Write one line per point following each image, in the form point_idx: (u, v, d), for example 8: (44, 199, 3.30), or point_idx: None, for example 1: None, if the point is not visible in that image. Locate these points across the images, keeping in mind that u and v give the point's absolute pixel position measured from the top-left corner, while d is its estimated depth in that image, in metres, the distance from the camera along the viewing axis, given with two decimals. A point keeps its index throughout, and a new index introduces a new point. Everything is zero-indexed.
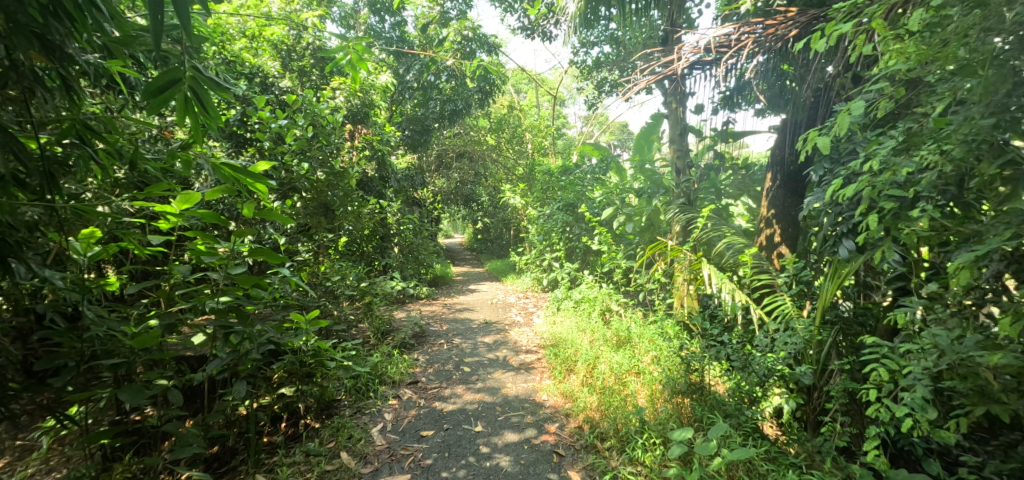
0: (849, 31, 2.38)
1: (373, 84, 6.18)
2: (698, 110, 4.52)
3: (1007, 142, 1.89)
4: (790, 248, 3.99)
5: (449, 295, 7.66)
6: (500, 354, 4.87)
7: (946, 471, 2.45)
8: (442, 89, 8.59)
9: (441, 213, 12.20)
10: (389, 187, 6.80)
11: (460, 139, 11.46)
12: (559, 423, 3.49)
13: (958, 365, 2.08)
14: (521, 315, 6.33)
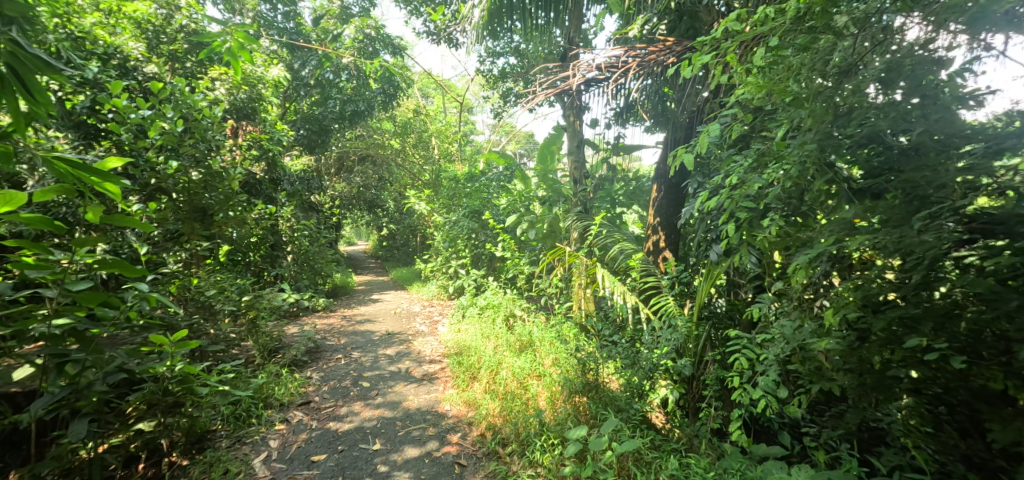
0: (711, 62, 2.71)
1: (263, 79, 5.87)
2: (593, 124, 4.86)
3: (832, 164, 2.28)
4: (673, 252, 4.39)
5: (349, 306, 7.44)
6: (401, 366, 4.84)
7: (795, 442, 2.87)
8: (343, 88, 8.34)
9: (341, 220, 11.80)
10: (282, 190, 6.49)
11: (362, 141, 11.14)
12: (461, 432, 3.57)
13: (800, 350, 2.44)
14: (426, 325, 6.33)
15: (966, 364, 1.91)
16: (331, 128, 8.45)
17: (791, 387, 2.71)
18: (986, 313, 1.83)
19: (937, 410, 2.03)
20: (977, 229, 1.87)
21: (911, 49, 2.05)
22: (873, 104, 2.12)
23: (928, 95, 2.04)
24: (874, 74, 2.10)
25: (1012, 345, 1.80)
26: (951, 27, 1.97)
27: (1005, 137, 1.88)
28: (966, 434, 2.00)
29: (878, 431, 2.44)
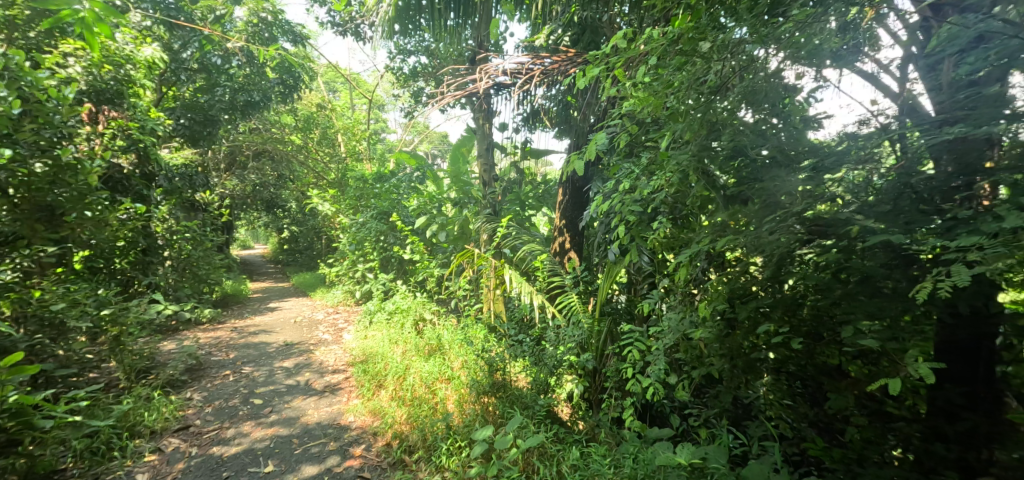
0: (601, 74, 2.95)
1: (132, 58, 5.34)
2: (501, 129, 5.03)
3: (711, 172, 2.56)
4: (578, 253, 4.59)
5: (241, 317, 7.00)
6: (301, 378, 4.68)
7: (684, 423, 3.15)
8: (233, 75, 7.99)
9: (234, 221, 11.03)
10: (158, 187, 5.92)
11: (258, 134, 10.43)
12: (365, 444, 3.53)
13: (684, 339, 2.73)
14: (329, 333, 6.12)
15: (807, 342, 2.23)
16: (219, 118, 7.83)
17: (678, 373, 2.98)
18: (823, 300, 2.12)
19: (793, 384, 2.35)
20: (812, 228, 2.14)
21: (765, 77, 2.38)
22: (743, 123, 2.44)
23: (785, 116, 2.37)
24: (743, 98, 2.43)
25: (841, 326, 2.09)
26: (797, 61, 2.30)
27: (837, 156, 2.18)
28: (815, 403, 2.32)
29: (749, 407, 2.76)
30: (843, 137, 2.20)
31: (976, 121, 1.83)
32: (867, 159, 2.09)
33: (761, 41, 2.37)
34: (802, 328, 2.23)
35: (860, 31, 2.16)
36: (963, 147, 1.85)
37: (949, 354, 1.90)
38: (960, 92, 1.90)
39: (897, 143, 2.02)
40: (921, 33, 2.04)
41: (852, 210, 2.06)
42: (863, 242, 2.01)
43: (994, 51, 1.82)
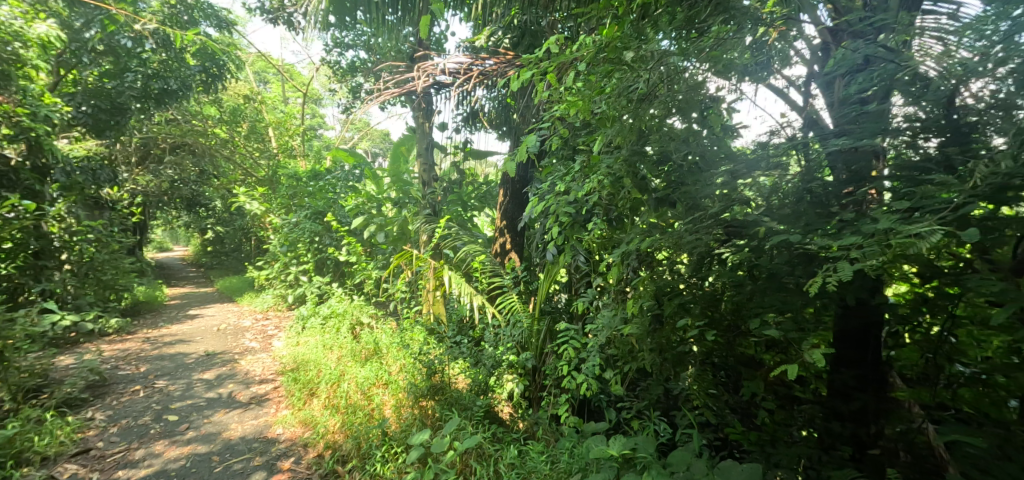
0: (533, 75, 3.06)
1: (24, 36, 5.03)
2: (442, 129, 5.04)
3: (645, 177, 2.72)
4: (518, 253, 4.67)
5: (156, 327, 6.56)
6: (223, 390, 4.48)
7: (619, 416, 3.27)
8: (147, 61, 7.32)
9: (148, 221, 10.32)
10: (53, 182, 5.54)
11: (176, 127, 9.10)
12: (295, 457, 3.43)
13: (615, 337, 2.90)
14: (257, 341, 5.89)
15: (726, 334, 2.42)
16: (129, 107, 7.22)
17: (613, 367, 3.12)
18: (737, 296, 2.31)
19: (717, 373, 2.55)
20: (728, 229, 2.33)
21: (689, 85, 2.51)
22: (670, 128, 2.56)
23: (708, 124, 2.53)
24: (671, 106, 2.54)
25: (753, 319, 2.26)
26: (717, 75, 2.49)
27: (751, 164, 2.36)
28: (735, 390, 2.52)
29: (680, 399, 2.91)
30: (757, 146, 2.40)
31: (863, 134, 2.03)
32: (777, 166, 2.27)
33: (684, 54, 2.54)
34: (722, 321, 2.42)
35: (771, 52, 2.42)
36: (853, 156, 2.05)
37: (844, 341, 2.10)
38: (851, 108, 2.14)
39: (801, 153, 2.21)
40: (823, 56, 2.33)
41: (760, 212, 2.24)
42: (769, 242, 2.16)
43: (877, 73, 2.06)
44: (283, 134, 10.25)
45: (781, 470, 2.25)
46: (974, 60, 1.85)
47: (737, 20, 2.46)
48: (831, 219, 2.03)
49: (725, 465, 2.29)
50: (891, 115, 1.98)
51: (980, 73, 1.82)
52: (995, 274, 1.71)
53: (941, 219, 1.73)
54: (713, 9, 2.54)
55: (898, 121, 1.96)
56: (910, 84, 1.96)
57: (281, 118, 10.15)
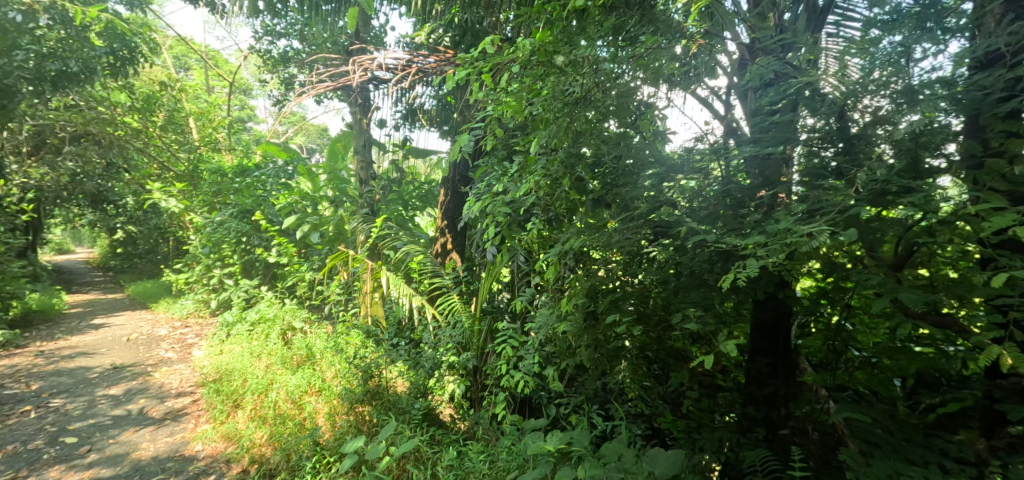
0: (471, 75, 3.24)
1: None
2: (380, 126, 4.93)
3: (579, 179, 2.81)
4: (460, 254, 4.63)
5: (52, 339, 6.01)
6: (131, 407, 4.18)
7: (560, 413, 3.32)
8: (41, 38, 6.74)
9: (44, 221, 9.39)
10: None
11: (79, 115, 8.12)
12: (217, 474, 3.22)
13: (553, 336, 3.03)
14: (174, 351, 5.55)
15: (657, 329, 2.63)
16: (18, 90, 6.76)
17: (552, 364, 3.19)
18: (664, 293, 2.50)
19: (651, 367, 2.81)
20: (655, 229, 2.48)
21: (623, 92, 2.65)
22: (608, 133, 2.72)
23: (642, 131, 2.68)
24: (607, 111, 2.69)
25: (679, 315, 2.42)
26: (647, 83, 2.64)
27: (676, 167, 2.51)
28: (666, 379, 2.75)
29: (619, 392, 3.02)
30: (682, 152, 2.55)
31: (773, 144, 2.21)
32: (699, 172, 2.43)
33: (617, 62, 2.66)
34: (653, 316, 2.62)
35: (695, 63, 2.63)
36: (765, 164, 2.25)
37: (761, 331, 2.48)
38: (764, 120, 2.32)
39: (726, 159, 2.38)
40: (741, 69, 2.55)
41: (683, 213, 2.40)
42: (690, 242, 2.34)
43: (783, 88, 2.24)
44: (205, 126, 9.53)
45: (707, 453, 2.45)
46: (858, 79, 2.05)
47: (662, 30, 2.57)
48: (746, 220, 2.24)
49: (654, 452, 2.48)
50: (797, 127, 2.17)
51: (867, 90, 2.02)
52: (878, 271, 1.97)
53: (832, 221, 1.95)
54: (638, 19, 2.66)
55: (803, 133, 2.15)
56: (812, 100, 2.15)
57: (204, 108, 9.59)
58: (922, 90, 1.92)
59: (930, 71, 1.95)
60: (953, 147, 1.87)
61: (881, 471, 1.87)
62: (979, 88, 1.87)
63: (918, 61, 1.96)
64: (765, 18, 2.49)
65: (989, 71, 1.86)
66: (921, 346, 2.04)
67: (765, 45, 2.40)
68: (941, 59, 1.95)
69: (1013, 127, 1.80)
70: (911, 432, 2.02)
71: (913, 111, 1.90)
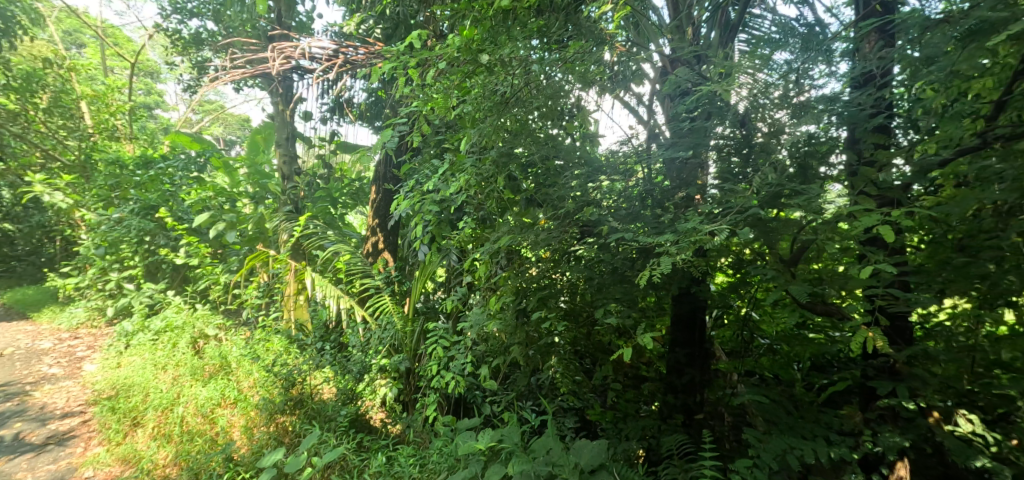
0: (409, 73, 3.40)
1: None
2: (304, 119, 4.74)
3: (512, 177, 3.07)
4: (393, 254, 4.47)
5: None
6: (4, 432, 3.69)
7: (493, 412, 3.32)
8: None
9: None
10: None
11: None
12: None
13: (483, 335, 3.09)
14: (61, 367, 5.00)
15: (581, 323, 2.88)
16: None
17: (484, 363, 3.19)
18: (591, 286, 2.75)
19: (584, 361, 3.02)
20: (582, 228, 2.79)
21: (552, 89, 2.91)
22: (541, 133, 2.98)
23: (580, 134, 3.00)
24: (540, 112, 2.94)
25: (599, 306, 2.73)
26: (582, 88, 2.93)
27: (599, 168, 2.89)
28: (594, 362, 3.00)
29: (549, 385, 3.17)
30: (611, 153, 2.92)
31: (693, 148, 2.71)
32: (626, 172, 2.84)
33: (544, 65, 2.89)
34: (581, 312, 2.85)
35: (619, 71, 2.92)
36: (683, 168, 2.72)
37: (678, 324, 2.94)
38: (684, 125, 2.80)
39: (646, 167, 2.82)
40: (662, 76, 2.94)
41: (604, 212, 2.78)
42: (612, 239, 2.68)
43: (697, 98, 2.75)
44: (98, 111, 8.30)
45: (633, 441, 2.79)
46: (771, 93, 2.56)
47: (590, 37, 2.93)
48: (659, 224, 2.61)
49: (579, 443, 2.58)
50: (713, 131, 2.66)
51: (774, 104, 2.53)
52: (776, 268, 2.44)
53: (732, 221, 2.36)
54: (559, 20, 2.96)
55: (716, 138, 2.65)
56: (723, 110, 2.65)
57: (100, 90, 8.32)
58: (815, 104, 2.49)
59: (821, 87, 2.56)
60: (840, 155, 2.44)
61: (776, 447, 2.37)
62: (856, 105, 2.51)
63: (813, 80, 2.56)
64: (684, 33, 2.95)
65: (864, 90, 2.53)
66: (814, 333, 2.65)
67: (682, 56, 2.85)
68: (831, 80, 2.56)
69: (880, 141, 2.42)
70: (805, 409, 2.60)
71: (808, 121, 2.45)
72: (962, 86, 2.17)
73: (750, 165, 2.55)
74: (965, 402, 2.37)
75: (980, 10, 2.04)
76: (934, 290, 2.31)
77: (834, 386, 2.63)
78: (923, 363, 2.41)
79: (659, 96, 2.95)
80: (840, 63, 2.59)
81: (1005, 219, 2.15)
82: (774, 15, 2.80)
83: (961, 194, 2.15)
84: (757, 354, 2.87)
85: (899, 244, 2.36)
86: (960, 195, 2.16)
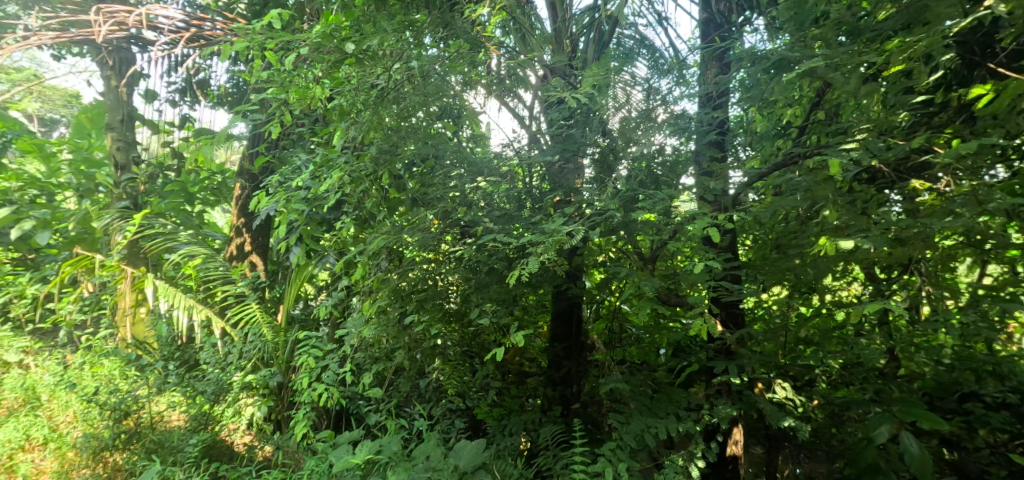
0: (281, 57, 3.11)
1: None
2: (148, 99, 4.11)
3: (403, 178, 3.01)
4: (262, 258, 4.01)
5: None
6: None
7: (377, 422, 3.16)
8: None
9: None
10: None
11: None
12: None
13: (362, 340, 2.96)
14: None
15: (456, 326, 2.85)
16: None
17: (365, 372, 3.04)
18: (472, 285, 2.79)
19: (472, 363, 3.00)
20: (461, 228, 2.85)
21: (434, 87, 2.83)
22: (430, 131, 2.95)
23: (476, 140, 3.04)
24: (432, 112, 2.93)
25: (476, 307, 2.75)
26: (469, 89, 3.00)
27: (480, 167, 2.89)
28: (473, 361, 3.02)
29: (440, 389, 3.17)
30: (496, 154, 2.99)
31: (567, 154, 2.89)
32: (507, 175, 2.92)
33: (424, 63, 2.80)
34: (461, 313, 2.84)
35: (504, 75, 3.09)
36: (561, 172, 2.91)
37: (558, 321, 3.18)
38: (560, 132, 2.99)
39: (528, 172, 2.94)
40: (544, 83, 3.12)
41: (480, 213, 2.81)
42: (488, 241, 2.71)
43: (573, 108, 2.96)
44: None
45: (515, 436, 2.89)
46: (636, 107, 2.84)
47: (465, 39, 2.90)
48: (534, 226, 2.71)
49: (460, 445, 2.59)
50: (588, 139, 2.87)
51: (639, 118, 2.80)
52: (636, 266, 2.76)
53: (592, 222, 2.60)
54: (430, 19, 2.86)
55: (589, 147, 2.87)
56: (596, 120, 2.88)
57: None
58: (676, 119, 2.84)
59: (678, 104, 2.91)
60: (691, 168, 2.87)
61: (636, 428, 2.64)
62: (703, 123, 2.93)
63: (672, 98, 2.91)
64: (563, 45, 3.19)
65: (708, 108, 2.96)
66: (673, 321, 2.94)
67: (559, 66, 3.05)
68: (686, 99, 2.94)
69: (716, 153, 2.91)
70: (662, 391, 2.91)
71: (668, 135, 2.80)
72: (777, 111, 2.73)
73: (608, 173, 2.80)
74: (781, 372, 2.75)
75: (781, 51, 2.56)
76: (758, 281, 2.74)
77: (689, 367, 2.93)
78: (749, 343, 2.81)
79: (541, 102, 3.14)
80: (691, 85, 2.99)
81: (805, 222, 2.58)
82: (636, 34, 3.12)
83: (768, 203, 2.55)
84: (628, 342, 3.11)
85: (730, 243, 2.88)
86: (773, 203, 2.54)
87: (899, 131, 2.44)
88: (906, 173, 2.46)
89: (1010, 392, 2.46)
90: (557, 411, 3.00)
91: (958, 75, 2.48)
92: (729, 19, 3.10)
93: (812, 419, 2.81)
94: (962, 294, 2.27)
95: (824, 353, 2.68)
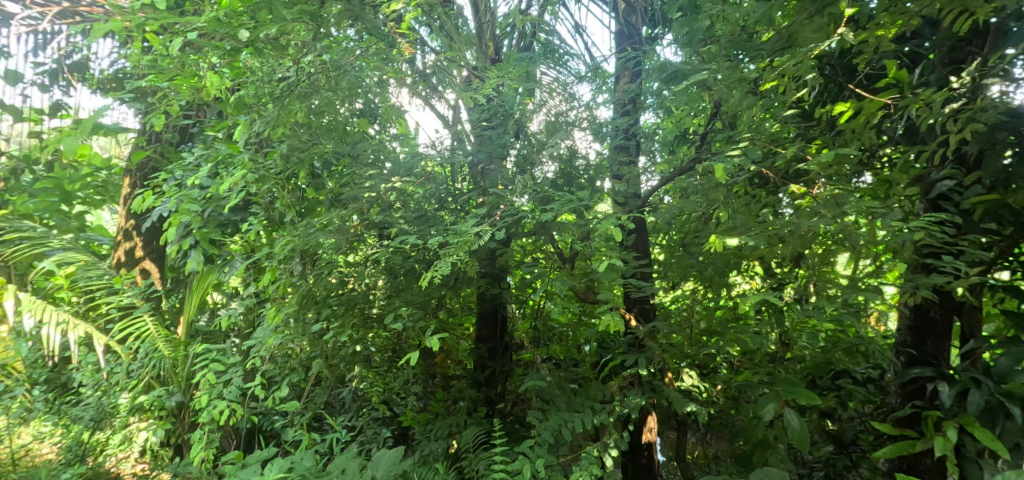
0: (167, 42, 2.82)
1: None
2: (10, 80, 3.51)
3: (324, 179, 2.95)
4: (158, 265, 3.59)
5: None
6: None
7: (291, 437, 2.96)
8: None
9: None
10: None
11: None
12: None
13: (275, 350, 2.81)
14: None
15: (375, 331, 2.75)
16: None
17: (277, 385, 2.84)
18: (388, 288, 2.68)
19: (389, 370, 2.91)
20: (377, 230, 2.71)
21: (348, 84, 2.62)
22: (349, 129, 2.82)
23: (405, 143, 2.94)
24: (353, 109, 2.80)
25: (389, 311, 2.65)
26: (397, 85, 2.90)
27: (406, 165, 2.79)
28: (393, 367, 2.93)
29: (361, 397, 3.08)
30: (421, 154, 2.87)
31: (486, 156, 2.85)
32: (424, 176, 2.81)
33: (337, 57, 2.65)
34: (374, 317, 2.73)
35: (430, 73, 3.04)
36: (483, 174, 2.86)
37: (482, 322, 3.20)
38: (483, 134, 2.97)
39: (453, 172, 2.87)
40: (465, 84, 3.08)
41: (398, 213, 2.72)
42: (405, 243, 2.61)
43: (494, 110, 2.95)
44: None
45: (439, 441, 2.84)
46: (561, 110, 2.93)
47: (381, 36, 2.78)
48: (444, 227, 2.68)
49: (378, 455, 2.50)
50: (508, 141, 2.88)
51: (563, 122, 2.88)
52: (557, 264, 2.86)
53: (503, 223, 2.58)
54: (341, 9, 2.61)
55: (513, 149, 2.90)
56: (517, 123, 2.92)
57: None
58: (597, 124, 2.97)
59: (592, 109, 3.03)
60: (608, 174, 2.95)
61: (554, 423, 2.69)
62: (618, 130, 3.08)
63: (591, 104, 3.05)
64: (485, 47, 3.18)
65: (625, 115, 3.13)
66: (589, 318, 3.06)
67: (484, 67, 3.08)
68: (603, 106, 3.09)
69: (629, 157, 3.11)
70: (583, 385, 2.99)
71: (595, 140, 2.96)
72: (679, 118, 3.02)
73: (522, 174, 2.82)
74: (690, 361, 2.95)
75: (669, 65, 2.78)
76: (669, 279, 3.01)
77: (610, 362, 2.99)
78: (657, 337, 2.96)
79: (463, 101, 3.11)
80: (606, 92, 3.18)
81: (704, 222, 2.81)
82: (555, 39, 3.25)
83: (671, 204, 2.75)
84: (553, 339, 3.20)
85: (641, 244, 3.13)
86: (672, 205, 2.74)
87: (782, 141, 2.70)
88: (786, 179, 2.71)
89: (872, 368, 2.99)
90: (482, 413, 3.00)
91: (830, 93, 2.83)
92: (640, 32, 3.28)
93: (716, 403, 3.05)
94: (845, 284, 2.43)
95: (725, 342, 2.80)
